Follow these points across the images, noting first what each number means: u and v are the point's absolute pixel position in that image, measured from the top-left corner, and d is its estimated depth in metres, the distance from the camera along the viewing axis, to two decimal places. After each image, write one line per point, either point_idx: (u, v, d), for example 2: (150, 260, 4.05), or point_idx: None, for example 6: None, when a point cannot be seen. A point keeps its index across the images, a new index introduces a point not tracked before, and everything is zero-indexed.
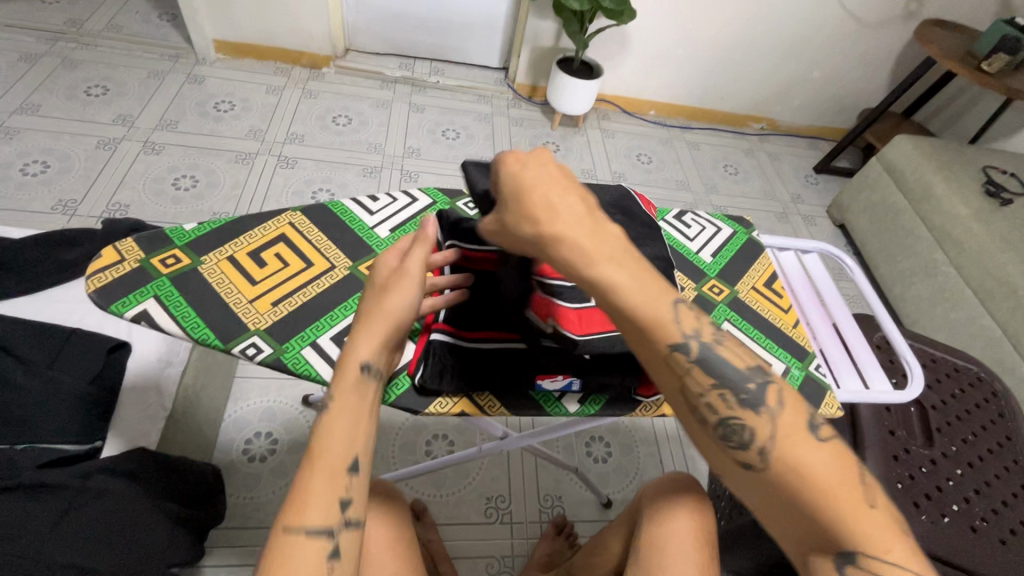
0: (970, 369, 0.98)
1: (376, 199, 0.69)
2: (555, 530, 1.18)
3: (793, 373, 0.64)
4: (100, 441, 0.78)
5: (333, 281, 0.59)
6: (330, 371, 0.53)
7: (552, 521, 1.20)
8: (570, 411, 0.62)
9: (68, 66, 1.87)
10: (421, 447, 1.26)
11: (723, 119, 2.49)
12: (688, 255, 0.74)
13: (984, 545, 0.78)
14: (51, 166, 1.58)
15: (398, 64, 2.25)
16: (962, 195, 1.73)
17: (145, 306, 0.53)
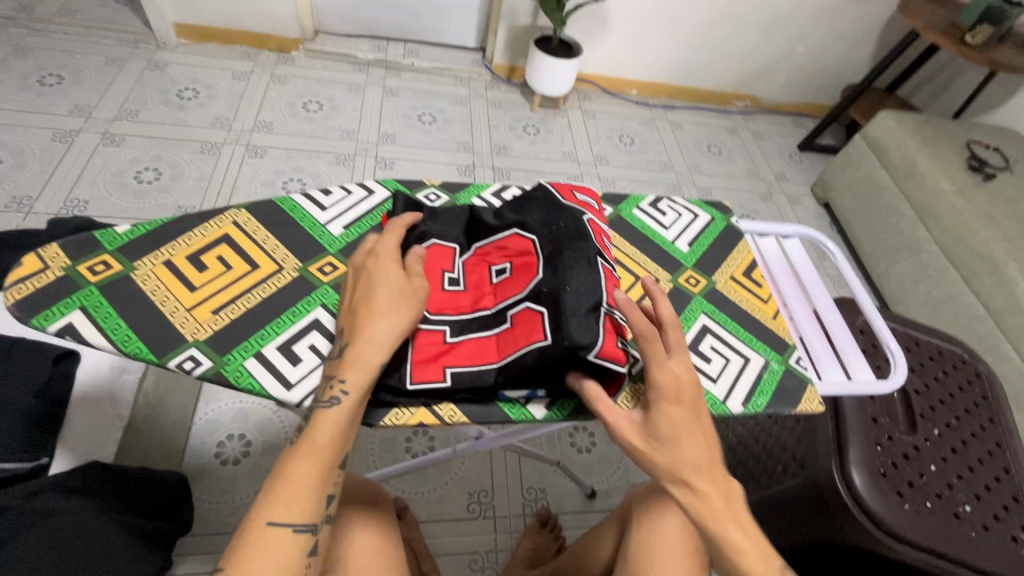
0: (953, 350, 0.96)
1: (329, 193, 0.64)
2: (540, 524, 1.16)
3: (773, 368, 0.61)
4: (49, 459, 0.73)
5: (281, 284, 0.55)
6: (276, 385, 0.49)
7: (536, 514, 1.18)
8: (540, 418, 0.55)
9: (18, 53, 1.77)
10: (401, 444, 1.22)
11: (706, 97, 2.45)
12: (662, 244, 0.70)
13: (966, 532, 0.77)
14: (3, 161, 1.50)
15: (371, 46, 2.17)
16: (946, 171, 1.71)
17: (70, 319, 0.49)
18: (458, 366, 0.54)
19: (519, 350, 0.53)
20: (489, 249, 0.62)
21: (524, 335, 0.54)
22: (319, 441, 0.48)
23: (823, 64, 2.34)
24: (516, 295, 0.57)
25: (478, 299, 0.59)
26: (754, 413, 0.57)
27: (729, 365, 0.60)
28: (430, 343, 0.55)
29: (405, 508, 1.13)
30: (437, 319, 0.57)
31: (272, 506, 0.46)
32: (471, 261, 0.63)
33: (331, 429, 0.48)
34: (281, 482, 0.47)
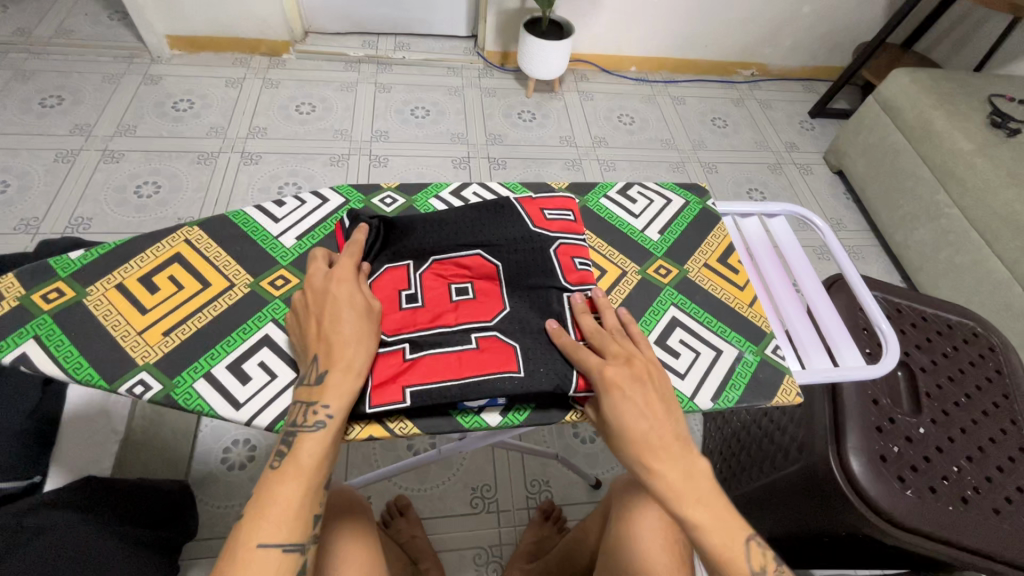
0: (963, 324, 0.91)
1: (282, 204, 0.65)
2: (543, 516, 1.15)
3: (747, 359, 0.59)
4: (41, 476, 0.76)
5: (232, 301, 0.56)
6: (224, 405, 0.49)
7: (540, 507, 1.17)
8: (494, 426, 0.54)
9: (20, 78, 1.81)
10: (402, 444, 1.22)
11: (709, 69, 2.36)
12: (631, 233, 0.68)
13: (976, 517, 0.72)
14: (10, 185, 1.54)
15: (361, 43, 2.15)
16: (965, 130, 1.61)
17: (23, 348, 0.49)
18: (416, 385, 0.52)
19: (486, 374, 0.52)
20: (449, 265, 0.61)
21: (491, 362, 0.53)
22: (301, 466, 0.49)
23: (831, 24, 2.22)
24: (483, 322, 0.57)
25: (436, 316, 0.58)
26: (726, 408, 0.55)
27: (699, 358, 0.58)
28: (387, 365, 0.53)
29: (407, 506, 1.13)
30: (394, 339, 0.55)
31: (258, 530, 0.47)
32: (428, 275, 0.60)
33: (316, 452, 0.49)
34: (262, 508, 0.48)
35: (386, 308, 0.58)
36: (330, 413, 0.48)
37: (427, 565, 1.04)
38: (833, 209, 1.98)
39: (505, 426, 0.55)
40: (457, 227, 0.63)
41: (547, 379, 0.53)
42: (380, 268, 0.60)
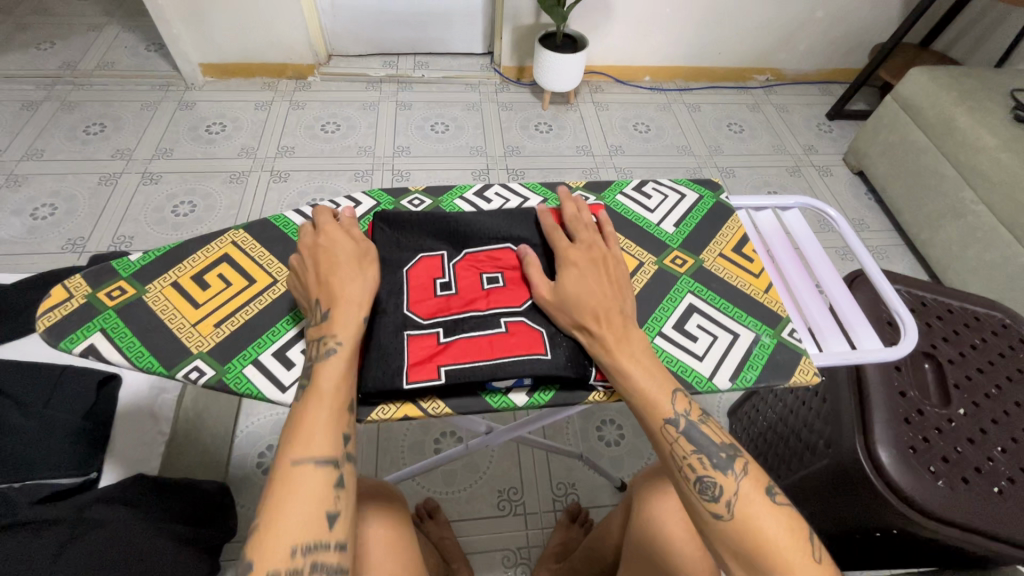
0: (992, 316, 0.90)
1: (319, 207, 0.69)
2: (570, 518, 1.16)
3: (764, 342, 0.62)
4: (96, 473, 0.81)
5: (276, 296, 0.60)
6: (272, 389, 0.53)
7: (567, 509, 1.19)
8: (520, 405, 0.57)
9: (67, 108, 1.93)
10: (430, 447, 1.25)
11: (723, 75, 2.38)
12: (648, 228, 0.71)
13: (1010, 508, 0.71)
14: (57, 208, 1.64)
15: (381, 63, 2.23)
16: (989, 125, 1.59)
17: (92, 341, 0.54)
18: (451, 364, 0.55)
19: (516, 356, 0.56)
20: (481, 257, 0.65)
21: (522, 345, 0.57)
22: (311, 421, 0.51)
23: (846, 26, 2.23)
24: (512, 308, 0.61)
25: (469, 302, 0.61)
26: (744, 387, 0.58)
27: (716, 342, 0.61)
28: (423, 347, 0.57)
29: (436, 508, 1.15)
30: (428, 323, 0.59)
31: (285, 500, 0.49)
32: (461, 265, 0.64)
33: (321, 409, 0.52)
34: (296, 432, 0.51)
35: (421, 295, 0.61)
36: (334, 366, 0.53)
37: (457, 565, 1.06)
38: (854, 210, 1.96)
39: (532, 406, 0.57)
40: (484, 225, 0.67)
41: (574, 357, 0.58)
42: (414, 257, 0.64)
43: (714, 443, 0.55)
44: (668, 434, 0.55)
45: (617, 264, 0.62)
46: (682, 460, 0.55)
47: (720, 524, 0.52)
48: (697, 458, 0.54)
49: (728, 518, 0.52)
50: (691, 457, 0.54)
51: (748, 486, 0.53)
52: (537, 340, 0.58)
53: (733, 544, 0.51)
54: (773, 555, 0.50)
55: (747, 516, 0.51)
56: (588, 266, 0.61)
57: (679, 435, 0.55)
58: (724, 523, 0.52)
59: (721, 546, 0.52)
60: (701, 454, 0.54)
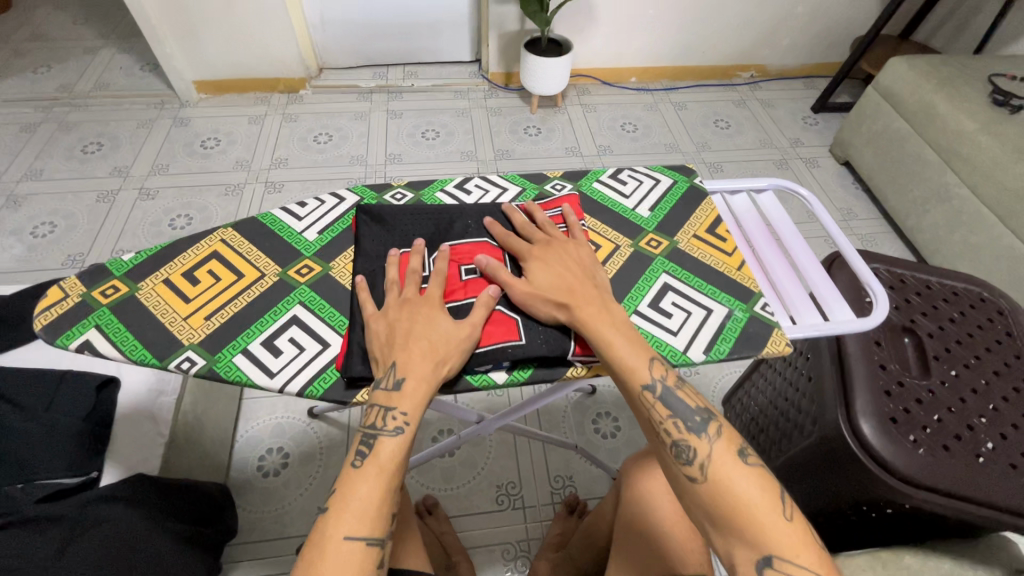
0: (971, 290, 0.92)
1: (304, 205, 0.72)
2: (567, 510, 1.17)
3: (737, 317, 0.64)
4: (96, 472, 0.83)
5: (264, 288, 0.62)
6: (260, 375, 0.55)
7: (564, 501, 1.20)
8: (500, 383, 0.58)
9: (65, 129, 1.97)
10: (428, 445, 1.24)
11: (708, 73, 2.42)
12: (624, 213, 0.74)
13: (991, 473, 0.73)
14: (57, 226, 1.67)
15: (372, 74, 2.28)
16: (968, 110, 1.61)
17: (87, 336, 0.56)
18: None
19: (491, 346, 0.58)
20: (461, 249, 0.65)
21: (496, 334, 0.59)
22: (382, 457, 0.53)
23: (827, 21, 2.26)
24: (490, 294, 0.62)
25: (449, 291, 0.62)
26: (716, 359, 0.60)
27: (690, 318, 0.64)
28: None
29: (435, 505, 1.16)
30: None
31: (340, 519, 0.51)
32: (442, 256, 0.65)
33: (395, 450, 0.54)
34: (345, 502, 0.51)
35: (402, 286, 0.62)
36: (405, 418, 0.53)
37: (459, 557, 1.05)
38: (842, 199, 1.98)
39: (512, 382, 0.59)
40: (461, 214, 0.69)
41: (549, 339, 0.59)
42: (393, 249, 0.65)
43: (689, 407, 0.58)
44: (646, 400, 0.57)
45: (580, 249, 0.65)
46: (660, 425, 0.57)
47: (694, 486, 0.54)
48: (672, 423, 0.57)
49: (702, 480, 0.54)
50: (667, 420, 0.57)
51: (719, 447, 0.55)
52: (517, 327, 0.59)
53: (706, 507, 0.53)
54: (746, 515, 0.51)
55: (719, 478, 0.53)
56: (555, 258, 0.63)
57: (660, 406, 0.57)
58: (698, 485, 0.54)
59: (697, 510, 0.54)
60: (676, 418, 0.57)
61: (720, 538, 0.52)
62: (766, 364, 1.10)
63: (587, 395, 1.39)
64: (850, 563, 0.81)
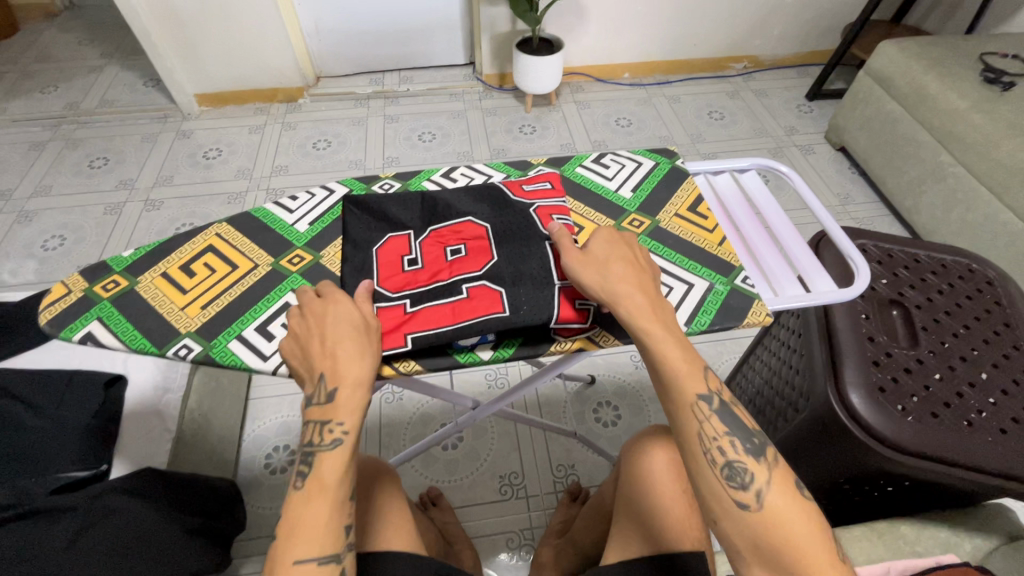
0: (959, 262, 0.92)
1: (296, 198, 0.75)
2: (570, 498, 1.18)
3: (717, 290, 0.66)
4: (106, 465, 0.86)
5: (257, 278, 0.65)
6: (254, 359, 0.58)
7: (567, 489, 1.21)
8: (485, 359, 0.62)
9: (72, 145, 2.03)
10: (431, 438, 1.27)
11: (701, 66, 2.44)
12: (606, 194, 0.77)
13: (981, 438, 0.73)
14: (66, 239, 1.72)
15: (368, 81, 2.32)
16: (958, 89, 1.61)
17: (90, 328, 0.59)
18: (416, 331, 0.59)
19: (477, 318, 0.59)
20: (444, 231, 0.68)
21: (483, 306, 0.60)
22: (324, 479, 0.54)
23: (817, 10, 2.27)
24: (473, 273, 0.64)
25: (434, 274, 0.64)
26: (698, 330, 0.63)
27: (672, 292, 0.66)
28: (390, 316, 0.60)
29: (439, 496, 1.18)
30: (397, 295, 0.62)
31: (295, 542, 0.52)
32: (427, 242, 0.68)
33: (336, 466, 0.54)
34: (296, 532, 0.53)
35: (389, 271, 0.64)
36: (343, 430, 0.54)
37: (462, 545, 1.07)
38: (839, 184, 1.99)
39: (497, 359, 0.62)
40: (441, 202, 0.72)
41: (533, 313, 0.60)
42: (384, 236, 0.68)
43: (746, 429, 0.58)
44: (701, 412, 0.57)
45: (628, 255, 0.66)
46: (712, 441, 0.56)
47: (745, 511, 0.53)
48: (728, 442, 0.56)
49: (754, 506, 0.53)
50: (722, 438, 0.56)
51: (777, 475, 0.55)
52: (500, 300, 0.61)
53: (750, 534, 0.53)
54: (790, 548, 0.51)
55: (773, 507, 0.53)
56: (604, 256, 0.61)
57: (711, 424, 0.57)
58: (750, 511, 0.53)
59: (736, 536, 0.54)
60: (733, 438, 0.56)
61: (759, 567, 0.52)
62: (762, 346, 1.11)
63: (587, 385, 1.40)
64: (847, 534, 0.81)
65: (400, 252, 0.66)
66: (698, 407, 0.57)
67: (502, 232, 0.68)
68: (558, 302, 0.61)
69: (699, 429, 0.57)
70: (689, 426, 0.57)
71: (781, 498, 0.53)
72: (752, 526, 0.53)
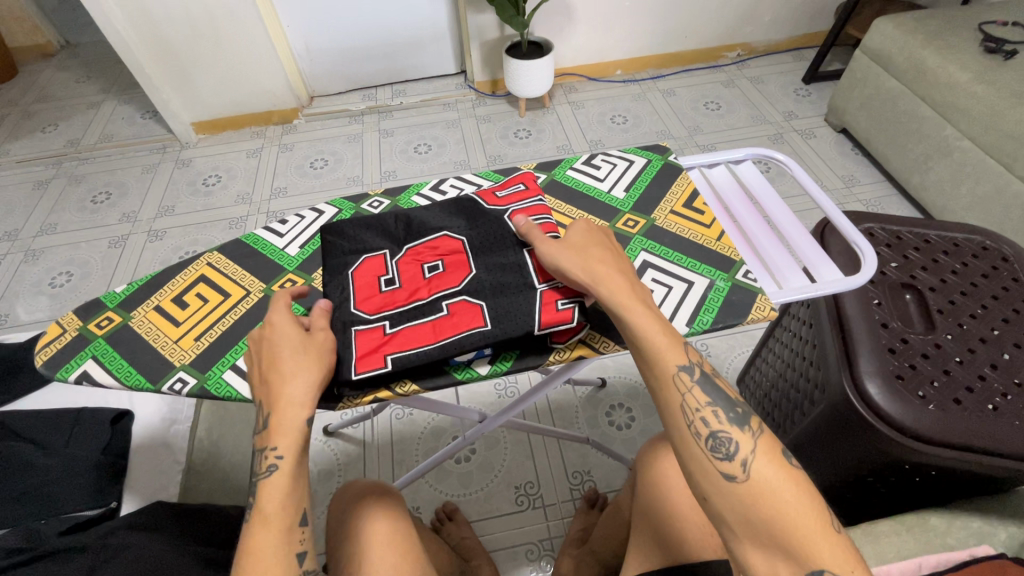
0: (971, 240, 0.89)
1: (285, 222, 0.75)
2: (588, 505, 1.16)
3: (719, 287, 0.65)
4: (116, 501, 0.86)
5: (249, 305, 0.65)
6: (248, 388, 0.57)
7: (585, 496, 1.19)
8: (484, 374, 0.61)
9: (74, 182, 2.05)
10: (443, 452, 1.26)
11: (694, 58, 2.41)
12: (600, 196, 0.77)
13: (1008, 422, 0.70)
14: (73, 274, 1.74)
15: (361, 97, 2.33)
16: (959, 60, 1.57)
17: (86, 367, 0.59)
18: (396, 353, 0.58)
19: (459, 335, 0.59)
20: (421, 249, 0.68)
21: (464, 322, 0.60)
22: (269, 511, 0.53)
23: None
24: (453, 288, 0.63)
25: (413, 292, 0.64)
26: (701, 329, 0.61)
27: (671, 292, 0.65)
28: (370, 338, 0.59)
29: (454, 510, 1.17)
30: (375, 317, 0.61)
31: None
32: (403, 261, 0.67)
33: (278, 498, 0.53)
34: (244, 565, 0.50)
35: (366, 293, 0.64)
36: (277, 455, 0.53)
37: (480, 560, 1.05)
38: (843, 166, 1.95)
39: (495, 373, 0.62)
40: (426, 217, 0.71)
41: (514, 324, 0.59)
42: (359, 258, 0.67)
43: (728, 399, 0.57)
44: (683, 384, 0.56)
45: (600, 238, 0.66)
46: (696, 412, 0.55)
47: (732, 482, 0.52)
48: (712, 413, 0.55)
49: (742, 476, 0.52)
50: (705, 409, 0.55)
51: (764, 443, 0.54)
52: (480, 312, 0.60)
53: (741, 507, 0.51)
54: (779, 522, 0.49)
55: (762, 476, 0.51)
56: (585, 242, 0.62)
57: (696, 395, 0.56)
58: (738, 482, 0.51)
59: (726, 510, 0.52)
60: (715, 407, 0.55)
61: (746, 545, 0.50)
62: (773, 339, 1.08)
63: (598, 389, 1.38)
64: (875, 529, 0.78)
65: (379, 271, 0.66)
66: (680, 379, 0.56)
67: (495, 243, 0.67)
68: (540, 306, 0.60)
69: (682, 401, 0.56)
70: (671, 398, 0.56)
71: (771, 471, 0.51)
72: (740, 503, 0.51)
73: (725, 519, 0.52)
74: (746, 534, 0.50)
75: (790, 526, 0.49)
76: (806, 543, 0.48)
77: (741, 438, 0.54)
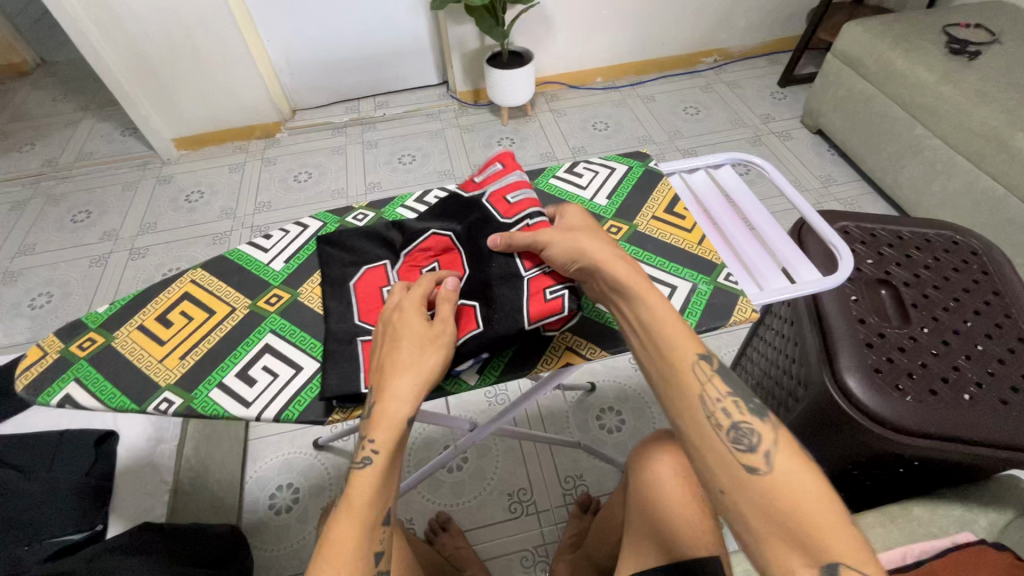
0: (942, 235, 0.92)
1: (270, 237, 0.75)
2: (581, 509, 1.17)
3: (701, 289, 0.67)
4: (101, 525, 0.85)
5: (235, 322, 0.65)
6: (235, 406, 0.57)
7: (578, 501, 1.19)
8: (473, 384, 0.63)
9: (53, 202, 2.02)
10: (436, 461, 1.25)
11: (672, 64, 2.46)
12: (583, 203, 0.78)
13: (983, 410, 0.72)
14: (54, 295, 1.71)
15: (344, 109, 2.33)
16: (925, 62, 1.62)
17: (68, 390, 0.58)
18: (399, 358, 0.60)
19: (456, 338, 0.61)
20: (415, 254, 0.69)
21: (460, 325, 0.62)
22: (356, 502, 0.53)
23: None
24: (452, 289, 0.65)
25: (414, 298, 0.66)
26: None
27: None
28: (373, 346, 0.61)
29: (448, 520, 1.17)
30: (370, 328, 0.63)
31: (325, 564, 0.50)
32: (402, 268, 0.69)
33: (365, 491, 0.53)
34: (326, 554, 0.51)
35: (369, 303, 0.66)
36: (374, 448, 0.53)
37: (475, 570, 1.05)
38: (819, 167, 1.99)
39: (483, 382, 0.64)
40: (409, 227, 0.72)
41: (506, 322, 0.60)
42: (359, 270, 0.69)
43: (746, 390, 0.55)
44: (702, 372, 0.54)
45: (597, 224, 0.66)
46: (715, 402, 0.53)
47: (753, 474, 0.49)
48: (731, 404, 0.53)
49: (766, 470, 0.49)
50: (725, 400, 0.53)
51: (786, 438, 0.51)
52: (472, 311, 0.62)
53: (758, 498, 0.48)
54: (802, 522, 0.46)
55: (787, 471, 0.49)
56: (586, 226, 0.65)
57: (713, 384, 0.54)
58: (759, 474, 0.49)
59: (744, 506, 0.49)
60: (735, 398, 0.53)
61: (762, 543, 0.47)
62: (756, 337, 1.10)
63: (588, 394, 1.39)
64: (860, 521, 0.80)
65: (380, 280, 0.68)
66: (700, 369, 0.54)
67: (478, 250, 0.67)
68: (529, 298, 0.61)
69: (699, 390, 0.53)
70: (684, 386, 0.54)
71: (794, 467, 0.49)
72: (759, 500, 0.48)
73: (739, 515, 0.49)
74: (765, 534, 0.47)
75: (814, 529, 0.45)
76: (825, 537, 0.45)
77: (764, 431, 0.51)
